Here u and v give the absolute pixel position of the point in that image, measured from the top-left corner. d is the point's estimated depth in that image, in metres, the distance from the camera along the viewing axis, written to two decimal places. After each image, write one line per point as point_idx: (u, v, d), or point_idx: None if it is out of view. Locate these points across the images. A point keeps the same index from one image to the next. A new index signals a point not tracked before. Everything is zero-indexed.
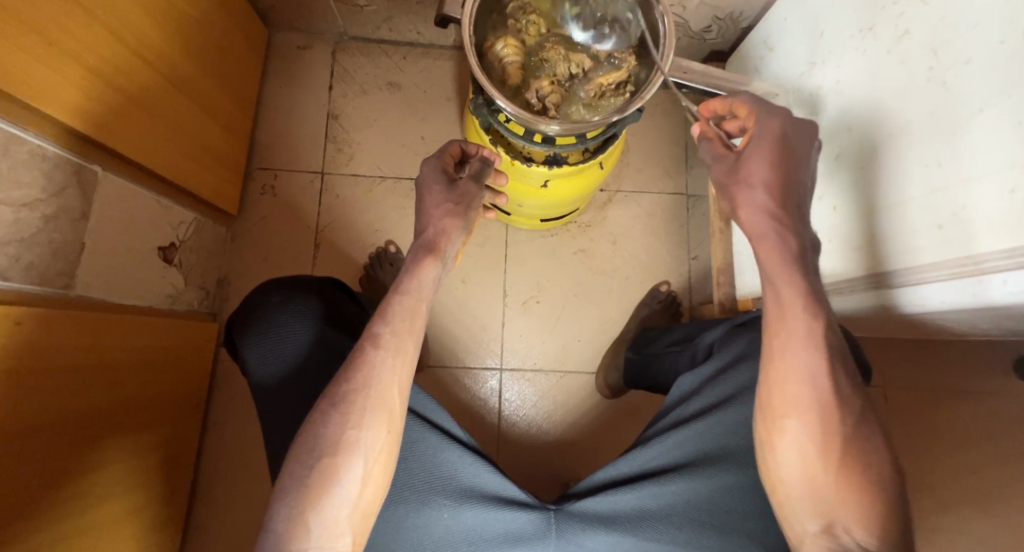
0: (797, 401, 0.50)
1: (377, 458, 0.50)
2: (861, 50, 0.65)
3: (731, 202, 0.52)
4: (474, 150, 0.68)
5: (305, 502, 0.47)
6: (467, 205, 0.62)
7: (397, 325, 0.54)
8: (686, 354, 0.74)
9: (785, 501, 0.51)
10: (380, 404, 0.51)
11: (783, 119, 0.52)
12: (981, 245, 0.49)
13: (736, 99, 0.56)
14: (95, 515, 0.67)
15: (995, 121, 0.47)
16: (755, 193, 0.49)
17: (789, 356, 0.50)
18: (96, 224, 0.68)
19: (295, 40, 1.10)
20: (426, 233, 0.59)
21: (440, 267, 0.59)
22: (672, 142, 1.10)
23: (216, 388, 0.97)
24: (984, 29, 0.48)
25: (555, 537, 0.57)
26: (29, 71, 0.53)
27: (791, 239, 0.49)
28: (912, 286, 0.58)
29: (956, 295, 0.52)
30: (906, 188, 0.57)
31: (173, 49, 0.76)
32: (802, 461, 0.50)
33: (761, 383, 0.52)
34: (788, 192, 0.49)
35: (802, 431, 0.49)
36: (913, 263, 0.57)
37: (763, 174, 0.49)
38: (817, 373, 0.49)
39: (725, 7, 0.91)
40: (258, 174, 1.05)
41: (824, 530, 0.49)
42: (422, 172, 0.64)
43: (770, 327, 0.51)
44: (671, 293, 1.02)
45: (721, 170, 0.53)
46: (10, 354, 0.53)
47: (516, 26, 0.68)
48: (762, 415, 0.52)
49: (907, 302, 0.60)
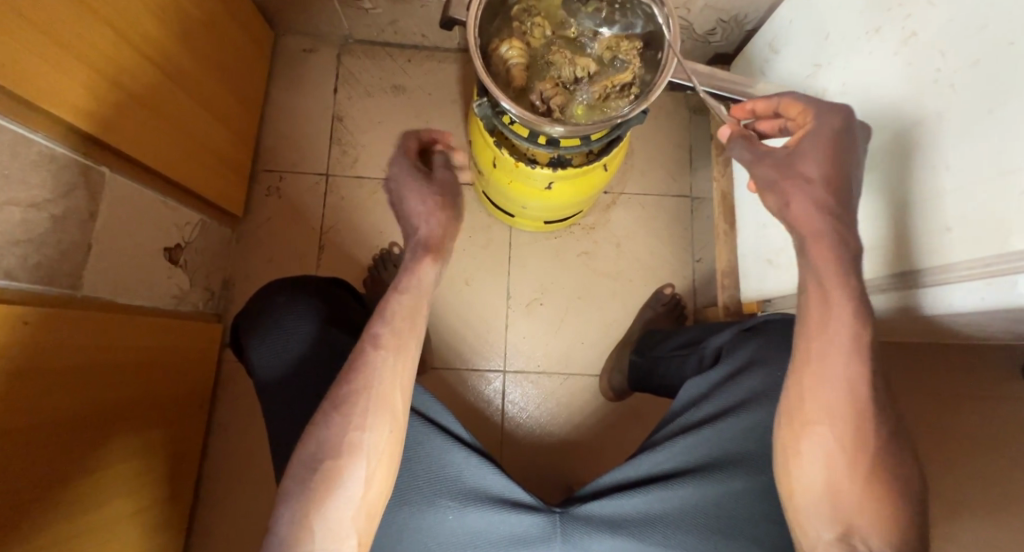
0: (831, 408, 0.49)
1: (381, 459, 0.50)
2: (868, 52, 0.65)
3: (782, 200, 0.50)
4: (430, 138, 0.68)
5: (308, 505, 0.47)
6: (446, 191, 0.62)
7: (396, 323, 0.54)
8: (693, 358, 0.74)
9: (801, 506, 0.50)
10: (383, 403, 0.51)
11: (828, 117, 0.52)
12: (1013, 241, 0.46)
13: (785, 98, 0.57)
14: (100, 513, 0.68)
15: (1020, 113, 0.45)
16: (811, 187, 0.49)
17: (826, 361, 0.49)
18: (103, 225, 0.68)
19: (301, 44, 1.10)
20: (419, 231, 0.59)
21: (440, 267, 0.59)
22: (675, 144, 1.10)
23: (220, 389, 0.97)
24: (991, 31, 0.47)
25: (560, 539, 0.57)
26: (40, 73, 0.54)
27: (849, 238, 0.48)
28: (939, 287, 0.55)
29: (988, 296, 0.49)
30: (926, 188, 0.55)
31: (180, 51, 0.76)
32: (829, 467, 0.49)
33: (788, 388, 0.52)
34: (843, 189, 0.49)
35: (832, 437, 0.49)
36: (937, 263, 0.55)
37: (819, 170, 0.49)
38: (854, 380, 0.48)
39: (730, 10, 0.91)
40: (263, 176, 1.06)
41: (840, 538, 0.48)
42: (393, 171, 0.64)
43: (805, 330, 0.50)
44: (675, 296, 1.01)
45: (768, 165, 0.51)
46: (16, 352, 0.53)
47: (521, 28, 0.68)
48: (786, 420, 0.52)
49: (932, 304, 0.56)
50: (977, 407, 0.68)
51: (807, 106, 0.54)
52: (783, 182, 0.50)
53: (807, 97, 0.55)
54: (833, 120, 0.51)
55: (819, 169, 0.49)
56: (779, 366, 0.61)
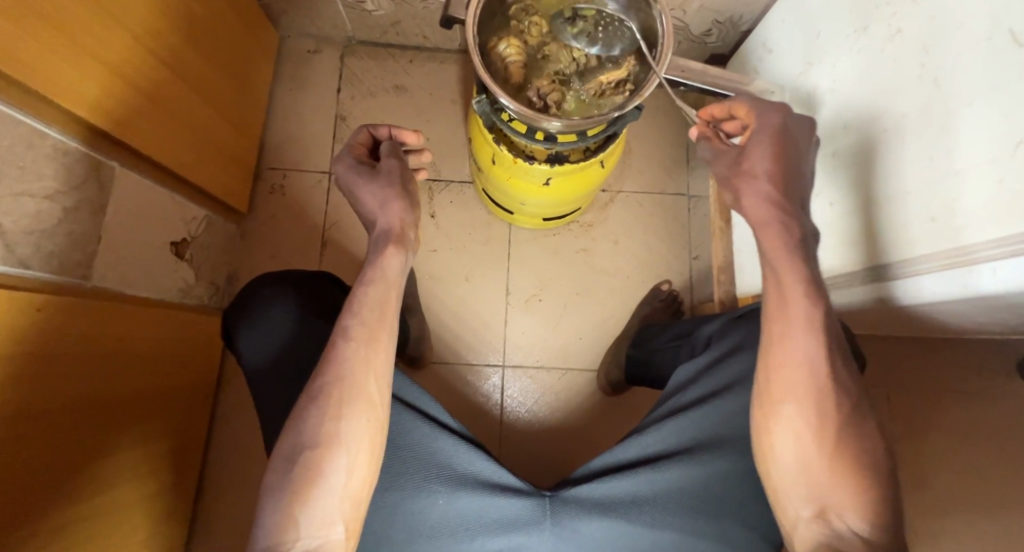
0: (794, 389, 0.51)
1: (360, 447, 0.51)
2: (855, 50, 0.66)
3: (735, 194, 0.53)
4: (386, 131, 0.65)
5: (292, 495, 0.49)
6: (395, 182, 0.58)
7: (365, 315, 0.54)
8: (685, 347, 0.76)
9: (777, 486, 0.51)
10: (356, 393, 0.52)
11: (769, 113, 0.53)
12: (970, 237, 0.50)
13: (733, 102, 0.57)
14: (105, 499, 0.69)
15: (983, 116, 0.48)
16: (758, 183, 0.51)
17: (789, 343, 0.51)
18: (113, 217, 0.70)
19: (305, 45, 1.12)
20: (379, 223, 0.58)
21: (406, 255, 0.58)
22: (673, 143, 1.12)
23: (223, 383, 0.99)
24: (971, 27, 0.49)
25: (551, 522, 0.58)
26: (54, 68, 0.56)
27: (795, 227, 0.51)
28: (906, 279, 0.59)
29: (946, 287, 0.53)
30: (905, 182, 0.58)
31: (187, 50, 0.78)
32: (798, 447, 0.50)
33: (759, 370, 0.53)
34: (789, 181, 0.51)
35: (799, 417, 0.50)
36: (906, 257, 0.59)
37: (765, 165, 0.51)
38: (817, 362, 0.50)
39: (725, 11, 0.93)
40: (267, 174, 1.08)
41: (817, 515, 0.49)
42: (340, 171, 0.61)
43: (769, 315, 0.52)
44: (672, 292, 1.02)
45: (723, 163, 0.54)
46: (30, 338, 0.55)
47: (518, 27, 0.70)
48: (756, 401, 0.53)
49: (902, 295, 0.60)
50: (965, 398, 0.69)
51: (748, 107, 0.55)
52: (733, 179, 0.53)
53: (753, 96, 0.56)
54: (773, 117, 0.53)
55: (765, 165, 0.51)
56: None
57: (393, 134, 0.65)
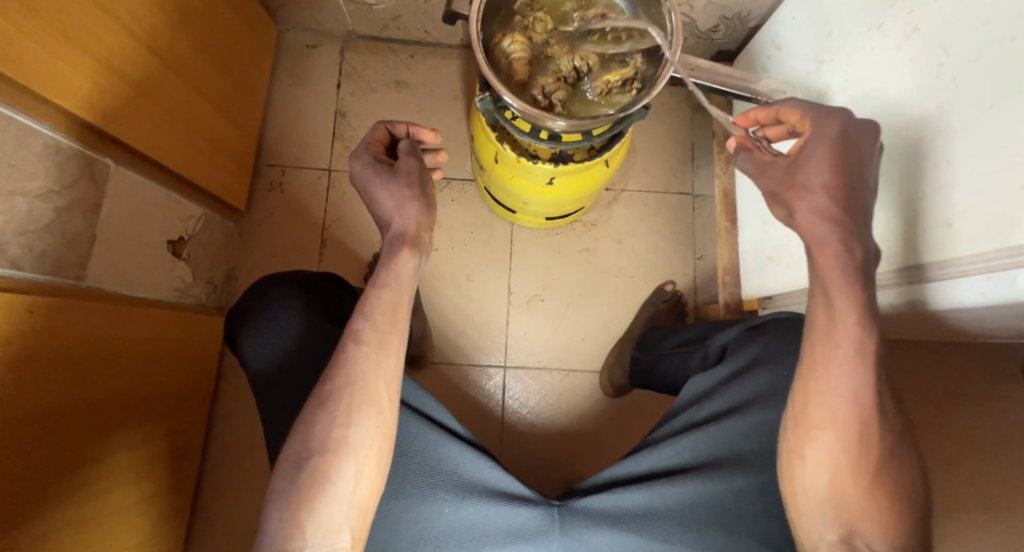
0: (834, 416, 0.49)
1: (368, 455, 0.50)
2: (870, 48, 0.65)
3: (787, 209, 0.49)
4: (404, 129, 0.63)
5: (299, 502, 0.47)
6: (413, 182, 0.56)
7: (377, 319, 0.53)
8: (696, 355, 0.74)
9: (803, 509, 0.51)
10: (367, 398, 0.51)
11: (826, 120, 0.49)
12: (989, 242, 0.48)
13: (782, 107, 0.54)
14: (101, 502, 0.68)
15: (1006, 115, 0.46)
16: (815, 198, 0.47)
17: (831, 372, 0.49)
18: (107, 217, 0.69)
19: (305, 39, 1.10)
20: (393, 225, 0.56)
21: (419, 258, 0.56)
22: (677, 141, 1.10)
23: (222, 382, 0.98)
24: (993, 25, 0.47)
25: (558, 533, 0.57)
26: (46, 65, 0.54)
27: (856, 246, 0.46)
28: (936, 282, 0.56)
29: (972, 293, 0.51)
30: (925, 183, 0.56)
31: (183, 44, 0.77)
32: (832, 473, 0.49)
33: (797, 391, 0.52)
34: (852, 195, 0.47)
35: (836, 444, 0.49)
36: (928, 261, 0.57)
37: (823, 178, 0.47)
38: (860, 389, 0.48)
39: (733, 7, 0.91)
40: (266, 170, 1.06)
41: (841, 539, 0.49)
42: (354, 168, 0.59)
43: (814, 335, 0.50)
44: (676, 293, 1.00)
45: (773, 177, 0.50)
46: (21, 340, 0.53)
47: (523, 23, 0.68)
48: (792, 425, 0.52)
49: (927, 299, 0.58)
50: (974, 404, 0.68)
51: (806, 113, 0.51)
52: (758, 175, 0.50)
53: (804, 101, 0.53)
54: (831, 125, 0.49)
55: (823, 177, 0.47)
56: (785, 364, 0.61)
57: (411, 132, 0.63)
